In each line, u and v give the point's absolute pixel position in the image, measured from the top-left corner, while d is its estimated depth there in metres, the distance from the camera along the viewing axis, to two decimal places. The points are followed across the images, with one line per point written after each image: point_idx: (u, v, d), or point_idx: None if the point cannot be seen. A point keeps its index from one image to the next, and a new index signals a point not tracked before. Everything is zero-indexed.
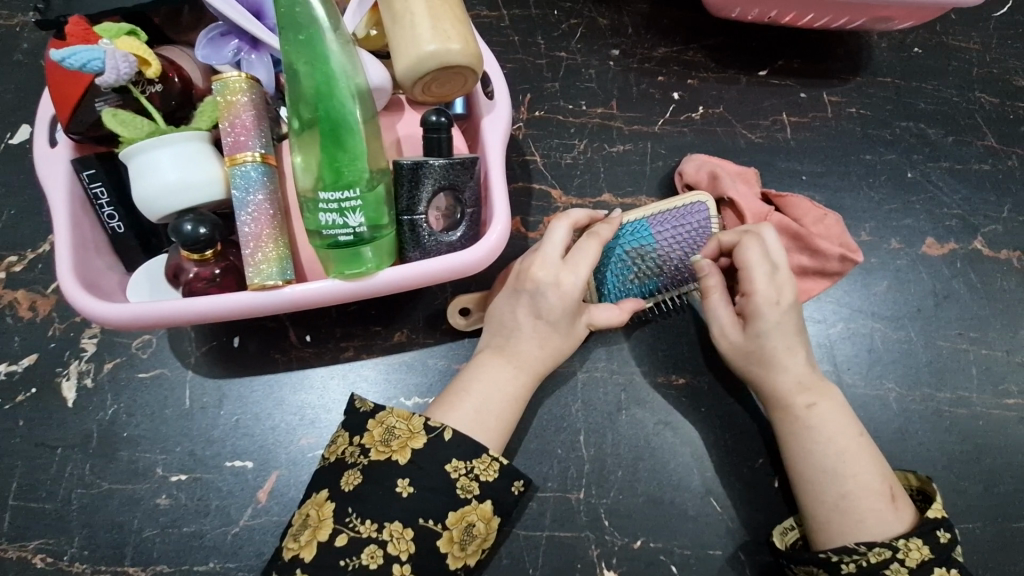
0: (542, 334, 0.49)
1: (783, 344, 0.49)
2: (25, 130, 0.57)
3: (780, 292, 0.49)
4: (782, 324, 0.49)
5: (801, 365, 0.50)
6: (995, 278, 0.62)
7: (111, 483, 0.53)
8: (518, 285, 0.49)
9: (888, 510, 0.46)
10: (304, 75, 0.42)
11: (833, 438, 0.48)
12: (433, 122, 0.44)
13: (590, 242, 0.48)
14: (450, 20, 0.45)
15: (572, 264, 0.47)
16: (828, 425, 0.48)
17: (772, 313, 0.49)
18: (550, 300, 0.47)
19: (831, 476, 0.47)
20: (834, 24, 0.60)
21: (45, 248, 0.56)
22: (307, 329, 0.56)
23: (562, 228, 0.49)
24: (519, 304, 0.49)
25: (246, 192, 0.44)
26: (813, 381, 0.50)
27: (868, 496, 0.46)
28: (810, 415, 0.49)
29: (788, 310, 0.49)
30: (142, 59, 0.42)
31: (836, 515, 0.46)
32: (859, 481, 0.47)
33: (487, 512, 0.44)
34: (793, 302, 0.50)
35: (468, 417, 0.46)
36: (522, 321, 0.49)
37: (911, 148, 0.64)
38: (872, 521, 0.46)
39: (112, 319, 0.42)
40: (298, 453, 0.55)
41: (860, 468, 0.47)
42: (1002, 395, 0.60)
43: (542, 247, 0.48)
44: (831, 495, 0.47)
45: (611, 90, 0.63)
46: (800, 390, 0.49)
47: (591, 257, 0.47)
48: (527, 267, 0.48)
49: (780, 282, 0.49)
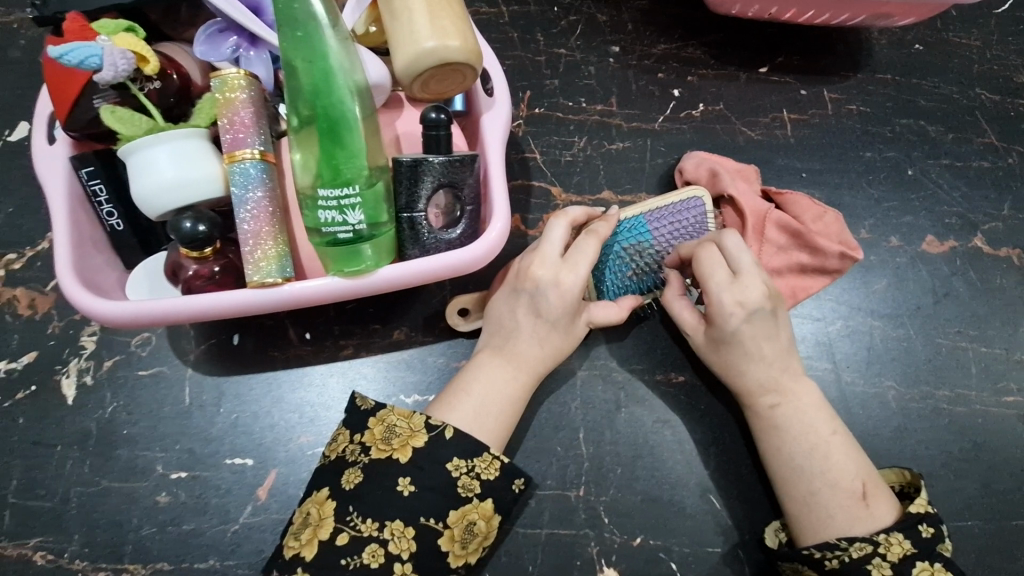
0: (540, 332, 0.49)
1: (744, 351, 0.49)
2: (23, 127, 0.57)
3: (739, 299, 0.48)
4: (741, 332, 0.49)
5: (762, 367, 0.49)
6: (995, 276, 0.62)
7: (110, 481, 0.53)
8: (517, 285, 0.49)
9: (860, 507, 0.46)
10: (302, 71, 0.42)
11: (800, 436, 0.48)
12: (432, 119, 0.43)
13: (589, 239, 0.48)
14: (448, 16, 0.45)
15: (571, 261, 0.47)
16: (794, 422, 0.49)
17: (730, 321, 0.48)
18: (550, 299, 0.47)
19: (801, 473, 0.47)
20: (834, 20, 0.60)
21: (44, 246, 0.56)
22: (306, 327, 0.56)
23: (560, 226, 0.48)
24: (518, 303, 0.49)
25: (246, 189, 0.44)
26: (780, 380, 0.50)
27: (838, 493, 0.46)
28: (774, 415, 0.49)
29: (748, 317, 0.48)
30: (140, 55, 0.43)
31: (807, 511, 0.47)
32: (829, 478, 0.47)
33: (488, 511, 0.44)
34: (756, 308, 0.48)
35: (466, 414, 0.46)
36: (520, 320, 0.49)
37: (912, 146, 0.64)
38: (843, 517, 0.46)
39: (111, 317, 0.42)
40: (296, 452, 0.55)
41: (833, 465, 0.47)
42: (1001, 393, 0.60)
43: (541, 246, 0.48)
44: (802, 491, 0.47)
45: (610, 87, 0.63)
46: (762, 390, 0.49)
47: (589, 254, 0.47)
48: (527, 266, 0.48)
49: (740, 287, 0.48)
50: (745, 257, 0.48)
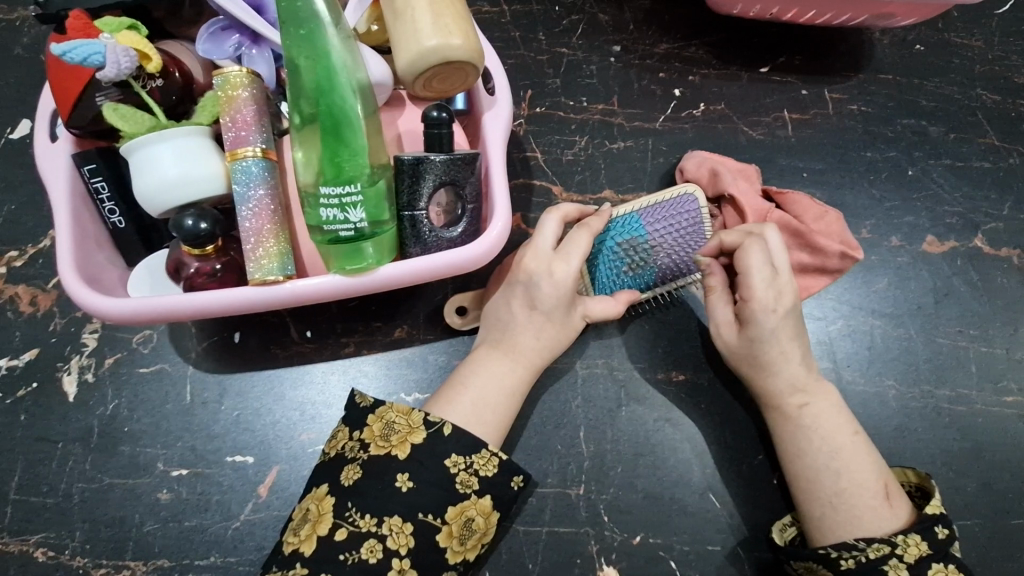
0: (537, 325, 0.49)
1: (778, 349, 0.49)
2: (26, 124, 0.57)
3: (780, 297, 0.49)
4: (779, 331, 0.49)
5: (796, 367, 0.50)
6: (996, 276, 0.62)
7: (112, 478, 0.53)
8: (511, 278, 0.49)
9: (885, 507, 0.46)
10: (305, 69, 0.42)
11: (828, 437, 0.48)
12: (434, 117, 0.43)
13: (581, 233, 0.48)
14: (451, 15, 0.45)
15: (564, 253, 0.47)
16: (812, 424, 0.49)
17: (769, 319, 0.48)
18: (543, 290, 0.47)
19: (826, 473, 0.47)
20: (836, 20, 0.60)
21: (46, 243, 0.56)
22: (307, 325, 0.56)
23: (553, 221, 0.48)
24: (513, 296, 0.49)
25: (247, 186, 0.44)
26: (808, 381, 0.50)
27: (864, 493, 0.46)
28: (802, 415, 0.49)
29: (786, 315, 0.49)
30: (143, 53, 0.42)
31: (831, 511, 0.47)
32: (855, 477, 0.47)
33: (486, 507, 0.45)
34: (793, 306, 0.49)
35: (464, 409, 0.46)
36: (516, 313, 0.49)
37: (913, 145, 0.64)
38: (868, 518, 0.46)
39: (112, 314, 0.42)
40: (298, 449, 0.55)
41: (857, 466, 0.47)
42: (1001, 393, 0.60)
43: (534, 239, 0.48)
44: (827, 491, 0.47)
45: (612, 86, 0.63)
46: (791, 390, 0.50)
47: (582, 247, 0.47)
48: (520, 259, 0.48)
49: (780, 286, 0.49)
50: (783, 257, 0.49)
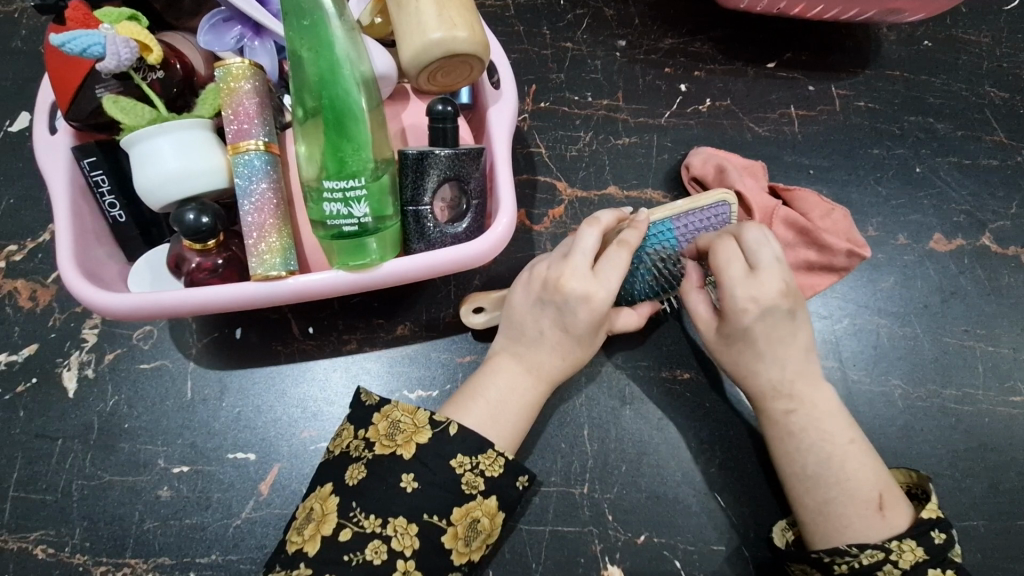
0: (564, 347, 0.48)
1: (760, 351, 0.48)
2: (24, 117, 0.57)
3: (753, 297, 0.46)
4: (755, 330, 0.47)
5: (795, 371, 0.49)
6: (1003, 275, 0.61)
7: (112, 475, 0.53)
8: (543, 295, 0.47)
9: (876, 517, 0.45)
10: (309, 62, 0.42)
11: (828, 439, 0.47)
12: (439, 111, 0.43)
13: (622, 251, 0.46)
14: (456, 8, 0.44)
15: (602, 276, 0.46)
16: (823, 425, 0.47)
17: (742, 318, 0.47)
18: (578, 314, 0.46)
19: (815, 482, 0.46)
20: (843, 15, 0.59)
21: (46, 238, 0.56)
22: (309, 322, 0.56)
23: (593, 235, 0.47)
24: (544, 314, 0.47)
25: (251, 180, 0.43)
26: (796, 385, 0.48)
27: (856, 502, 0.45)
28: (790, 421, 0.48)
29: (761, 316, 0.47)
30: (143, 44, 0.41)
31: (823, 518, 0.46)
32: (845, 487, 0.46)
33: (491, 508, 0.44)
34: (773, 306, 0.47)
35: (481, 416, 0.46)
36: (546, 331, 0.47)
37: (920, 143, 0.64)
38: (859, 525, 0.45)
39: (114, 309, 0.41)
40: (300, 446, 0.54)
41: (851, 472, 0.46)
42: (1008, 392, 0.59)
43: (571, 256, 0.47)
44: (816, 498, 0.46)
45: (616, 81, 0.62)
46: (773, 394, 0.48)
47: (622, 267, 0.46)
48: (558, 277, 0.46)
49: (756, 283, 0.46)
50: (765, 254, 0.47)
